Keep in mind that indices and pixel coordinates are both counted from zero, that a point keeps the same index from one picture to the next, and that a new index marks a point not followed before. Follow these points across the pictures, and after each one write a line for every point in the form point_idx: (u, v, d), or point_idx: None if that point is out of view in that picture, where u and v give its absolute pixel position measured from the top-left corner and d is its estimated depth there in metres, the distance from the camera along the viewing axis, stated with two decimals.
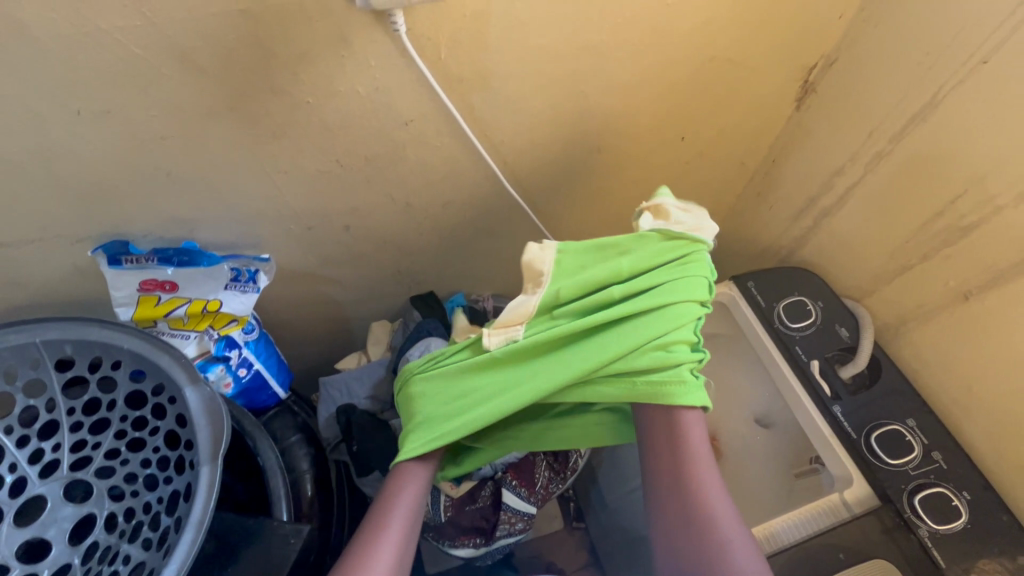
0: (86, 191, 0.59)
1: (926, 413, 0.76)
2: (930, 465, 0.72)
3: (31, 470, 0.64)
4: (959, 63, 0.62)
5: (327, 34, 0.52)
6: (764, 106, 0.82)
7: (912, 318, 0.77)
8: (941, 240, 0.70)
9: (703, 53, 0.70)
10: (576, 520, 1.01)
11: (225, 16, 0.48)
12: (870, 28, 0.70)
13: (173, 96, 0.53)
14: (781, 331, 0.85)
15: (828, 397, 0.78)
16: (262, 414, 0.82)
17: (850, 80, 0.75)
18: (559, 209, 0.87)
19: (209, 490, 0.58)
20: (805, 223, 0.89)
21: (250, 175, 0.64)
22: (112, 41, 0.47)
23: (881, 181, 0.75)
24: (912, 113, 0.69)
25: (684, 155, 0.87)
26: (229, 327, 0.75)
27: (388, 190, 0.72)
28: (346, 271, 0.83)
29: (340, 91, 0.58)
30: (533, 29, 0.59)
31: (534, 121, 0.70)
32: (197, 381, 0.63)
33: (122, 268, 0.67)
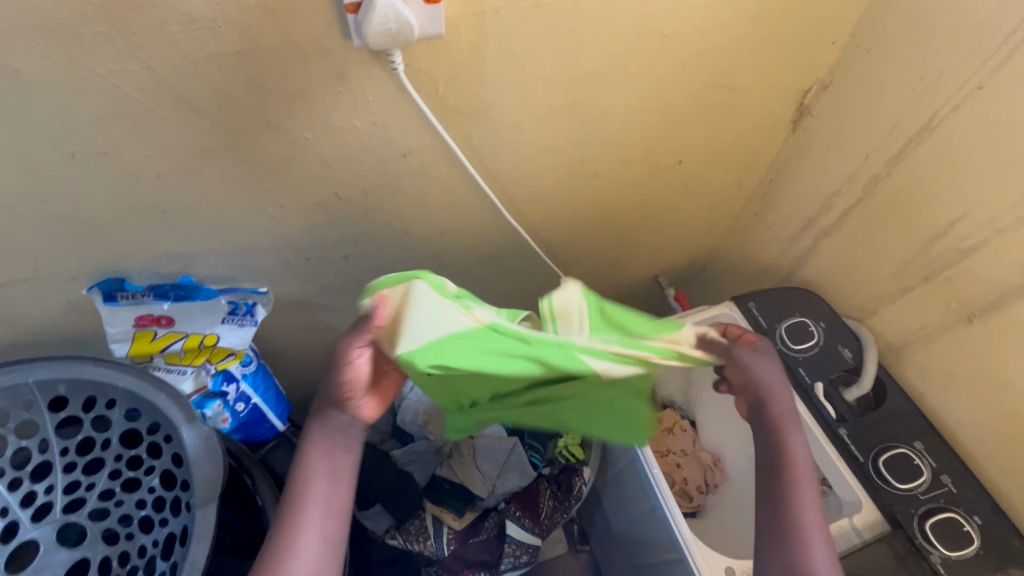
0: (81, 230, 0.59)
1: (933, 435, 0.75)
2: (939, 489, 0.71)
3: (23, 514, 0.63)
4: (952, 89, 0.63)
5: (325, 72, 0.52)
6: (760, 129, 0.83)
7: (915, 338, 0.76)
8: (942, 262, 0.70)
9: (699, 79, 0.70)
10: (580, 543, 1.04)
11: (220, 59, 0.48)
12: (864, 54, 0.71)
13: (170, 136, 0.53)
14: (783, 353, 0.84)
15: (833, 420, 0.78)
16: (258, 447, 0.81)
17: (844, 103, 0.75)
18: (558, 232, 0.87)
19: (206, 534, 0.56)
20: (804, 243, 0.89)
21: (248, 211, 0.63)
22: (108, 85, 0.47)
23: (880, 202, 0.75)
24: (908, 136, 0.69)
25: (682, 177, 0.87)
26: (226, 361, 0.73)
27: (386, 220, 0.72)
28: (346, 300, 0.83)
29: (337, 126, 0.57)
30: (529, 62, 0.59)
31: (532, 149, 0.70)
32: (193, 420, 0.62)
33: (117, 304, 0.66)
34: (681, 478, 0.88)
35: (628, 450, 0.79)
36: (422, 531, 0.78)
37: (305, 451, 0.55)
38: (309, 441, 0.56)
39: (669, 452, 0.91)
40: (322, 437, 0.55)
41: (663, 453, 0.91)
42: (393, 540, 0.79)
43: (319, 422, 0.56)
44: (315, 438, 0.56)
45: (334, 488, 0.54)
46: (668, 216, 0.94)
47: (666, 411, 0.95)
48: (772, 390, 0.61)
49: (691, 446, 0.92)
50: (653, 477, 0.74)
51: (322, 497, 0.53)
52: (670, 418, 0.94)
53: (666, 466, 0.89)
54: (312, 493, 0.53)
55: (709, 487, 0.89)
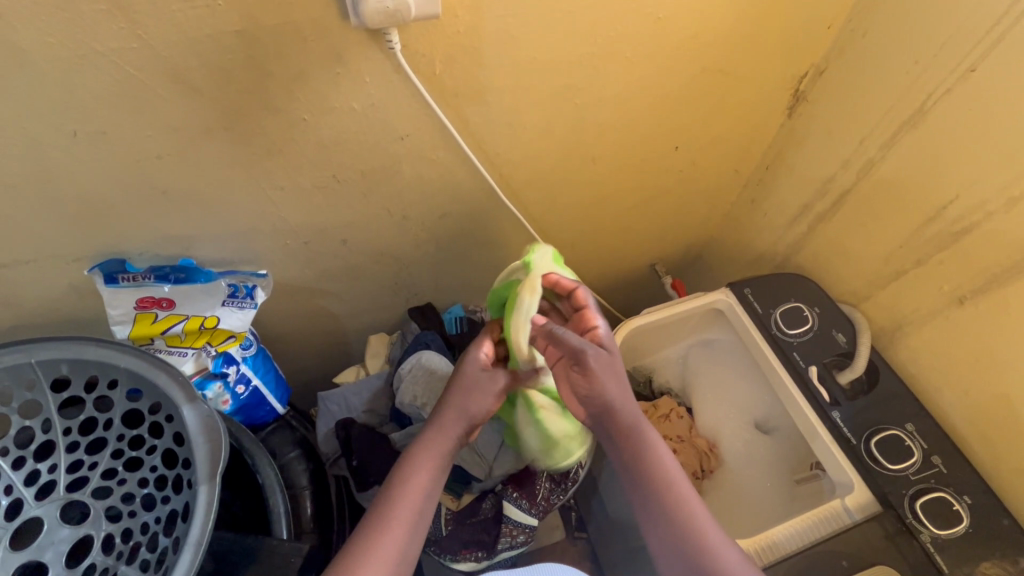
0: (83, 211, 0.59)
1: (924, 417, 0.76)
2: (930, 470, 0.72)
3: (26, 492, 0.63)
4: (944, 73, 0.63)
5: (323, 52, 0.52)
6: (755, 114, 0.83)
7: (908, 322, 0.77)
8: (933, 246, 0.70)
9: (695, 64, 0.71)
10: (578, 530, 1.04)
11: (218, 37, 0.48)
12: (858, 39, 0.71)
13: (170, 115, 0.53)
14: (777, 337, 0.85)
15: (826, 403, 0.79)
16: (259, 430, 0.82)
17: (839, 88, 0.76)
18: (554, 218, 0.88)
19: (207, 510, 0.57)
20: (799, 229, 0.90)
21: (247, 193, 0.64)
22: (109, 63, 0.48)
23: (874, 187, 0.76)
24: (901, 121, 0.70)
25: (678, 164, 0.87)
26: (227, 343, 0.74)
27: (383, 204, 0.73)
28: (344, 285, 0.84)
29: (335, 107, 0.58)
30: (526, 44, 0.59)
31: (528, 133, 0.71)
32: (194, 399, 0.63)
33: (118, 285, 0.68)
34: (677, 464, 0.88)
35: None
36: None
37: (415, 464, 0.61)
38: (419, 453, 0.62)
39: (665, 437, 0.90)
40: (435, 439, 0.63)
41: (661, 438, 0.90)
42: None
43: (429, 439, 0.63)
44: (423, 453, 0.62)
45: (426, 502, 0.60)
46: (664, 203, 0.95)
47: (664, 399, 0.96)
48: (621, 408, 0.65)
49: (687, 433, 0.92)
50: None
51: (415, 506, 0.58)
52: (666, 405, 0.95)
53: None
54: (409, 495, 0.59)
55: (703, 473, 0.89)
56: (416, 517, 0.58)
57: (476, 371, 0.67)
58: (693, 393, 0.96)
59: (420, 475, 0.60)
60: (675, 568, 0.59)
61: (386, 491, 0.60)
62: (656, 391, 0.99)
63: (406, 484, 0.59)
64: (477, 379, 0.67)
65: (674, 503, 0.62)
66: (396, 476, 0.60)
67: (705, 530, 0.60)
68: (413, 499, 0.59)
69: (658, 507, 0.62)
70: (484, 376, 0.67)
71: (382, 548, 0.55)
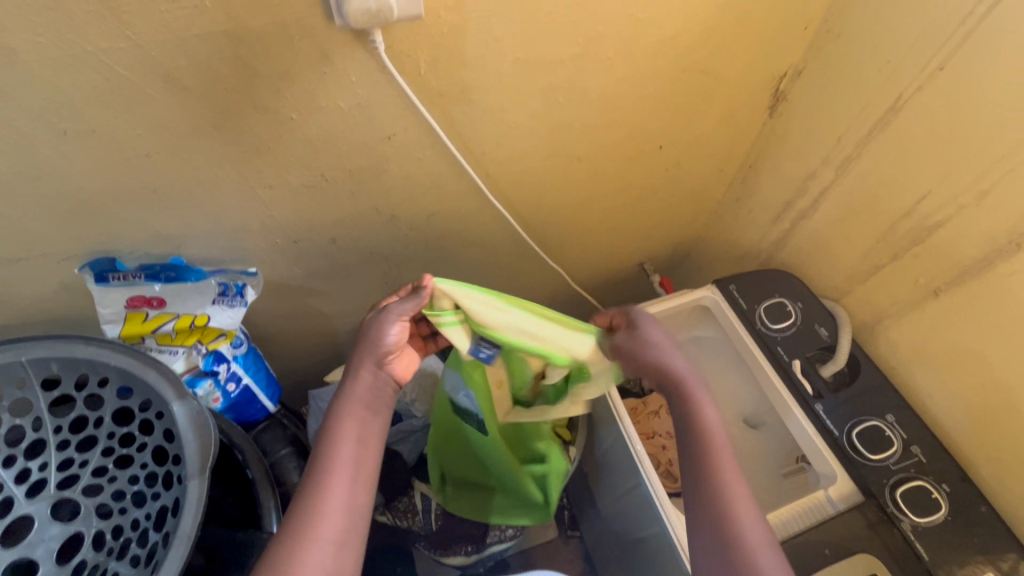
0: (74, 210, 0.60)
1: (904, 408, 0.78)
2: (910, 459, 0.74)
3: (17, 490, 0.64)
4: (915, 71, 0.65)
5: (310, 52, 0.53)
6: (738, 113, 0.85)
7: (887, 314, 0.79)
8: (909, 240, 0.72)
9: (676, 64, 0.72)
10: (571, 529, 1.07)
11: (206, 37, 0.49)
12: (833, 39, 0.73)
13: (160, 114, 0.54)
14: (761, 332, 0.87)
15: (809, 395, 0.80)
16: (250, 428, 0.83)
17: (817, 88, 0.77)
18: (541, 217, 0.89)
19: (197, 504, 0.58)
20: (782, 226, 0.91)
21: (236, 192, 0.65)
22: (99, 63, 0.49)
23: (852, 183, 0.77)
24: (875, 119, 0.72)
25: (663, 163, 0.89)
26: (217, 342, 0.75)
27: (373, 203, 0.74)
28: (334, 283, 0.85)
29: (323, 107, 0.59)
30: (509, 45, 0.61)
31: (514, 132, 0.72)
32: (183, 396, 0.63)
33: (108, 284, 0.68)
34: (667, 459, 0.91)
35: (613, 431, 0.83)
36: (410, 508, 0.81)
37: (339, 416, 0.59)
38: (342, 406, 0.59)
39: (655, 433, 0.93)
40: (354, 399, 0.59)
41: (649, 435, 0.93)
42: (382, 516, 0.82)
43: (350, 397, 0.60)
44: (347, 412, 0.59)
45: (358, 454, 0.57)
46: (649, 202, 0.97)
47: (653, 395, 0.98)
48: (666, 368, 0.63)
49: None
50: (635, 452, 0.78)
51: (351, 462, 0.56)
52: (656, 401, 0.97)
53: (652, 448, 0.92)
54: (340, 459, 0.56)
55: None
56: (350, 470, 0.56)
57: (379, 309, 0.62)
58: None
59: (350, 427, 0.58)
60: (707, 531, 0.57)
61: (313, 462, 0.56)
62: (646, 388, 1.02)
63: (330, 452, 0.56)
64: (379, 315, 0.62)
65: (712, 474, 0.59)
66: (326, 434, 0.58)
67: (736, 500, 0.58)
68: (343, 463, 0.56)
69: (692, 460, 0.61)
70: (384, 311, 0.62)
71: (327, 509, 0.53)
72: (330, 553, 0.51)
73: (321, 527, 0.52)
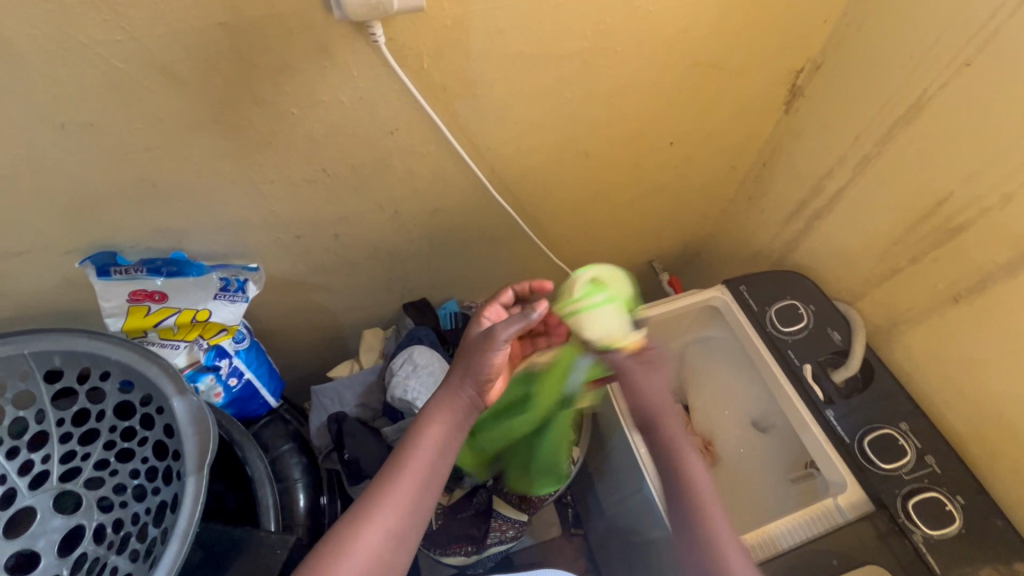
0: (74, 204, 0.60)
1: (919, 416, 0.75)
2: (924, 469, 0.72)
3: (20, 482, 0.64)
4: (940, 67, 0.62)
5: (309, 46, 0.52)
6: (752, 110, 0.82)
7: (903, 319, 0.76)
8: (929, 243, 0.70)
9: (688, 58, 0.70)
10: (574, 526, 1.06)
11: (203, 30, 0.48)
12: (853, 32, 0.70)
13: (157, 108, 0.53)
14: (772, 335, 0.85)
15: (820, 401, 0.78)
16: (252, 423, 0.82)
17: (835, 84, 0.75)
18: (548, 214, 0.87)
19: (194, 500, 0.58)
20: (796, 226, 0.89)
21: (237, 187, 0.64)
22: (95, 56, 0.48)
23: (869, 183, 0.75)
24: (896, 117, 0.69)
25: (674, 160, 0.87)
26: (219, 337, 0.75)
27: (376, 199, 0.73)
28: (338, 279, 0.84)
29: (324, 102, 0.58)
30: (514, 37, 0.59)
31: (520, 127, 0.70)
32: (183, 391, 0.63)
33: (111, 279, 0.68)
34: None
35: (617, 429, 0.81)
36: None
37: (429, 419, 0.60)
38: (435, 409, 0.60)
39: None
40: (448, 400, 0.61)
41: None
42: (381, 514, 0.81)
43: (445, 397, 0.61)
44: (438, 411, 0.60)
45: (436, 461, 0.58)
46: (658, 199, 0.95)
47: None
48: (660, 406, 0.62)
49: (682, 431, 0.95)
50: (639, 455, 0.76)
51: (428, 463, 0.57)
52: None
53: None
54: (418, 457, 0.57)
55: None
56: (428, 470, 0.57)
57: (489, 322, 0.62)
58: (690, 390, 0.99)
59: (438, 427, 0.59)
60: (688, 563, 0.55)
61: (400, 449, 0.58)
62: None
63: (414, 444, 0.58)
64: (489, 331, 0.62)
65: (693, 499, 0.58)
66: (413, 432, 0.59)
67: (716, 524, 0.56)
68: (421, 459, 0.57)
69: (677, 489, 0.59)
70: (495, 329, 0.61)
71: (396, 499, 0.54)
72: (385, 542, 0.52)
73: (381, 515, 0.53)
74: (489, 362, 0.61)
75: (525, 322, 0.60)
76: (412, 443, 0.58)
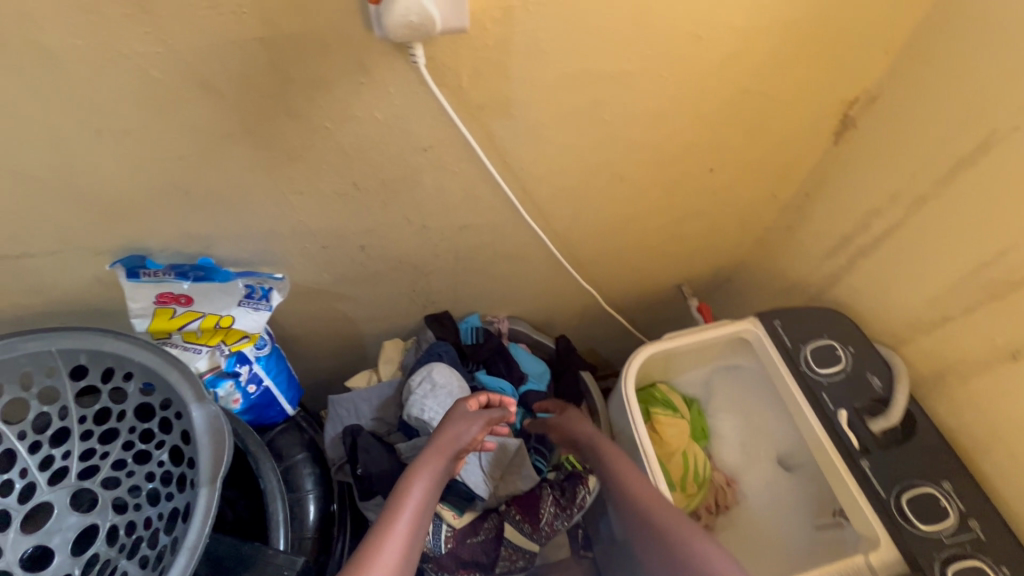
0: (107, 207, 0.60)
1: (964, 476, 0.71)
2: (966, 535, 0.67)
3: (40, 477, 0.65)
4: (1010, 109, 0.58)
5: (346, 61, 0.51)
6: (799, 139, 0.79)
7: (951, 371, 0.72)
8: (986, 293, 0.65)
9: (736, 85, 0.67)
10: (584, 548, 0.96)
11: (243, 44, 0.47)
12: (915, 65, 0.66)
13: (192, 118, 0.53)
14: (806, 375, 0.81)
15: (855, 450, 0.74)
16: (268, 430, 0.81)
17: (891, 118, 0.70)
18: (578, 234, 0.85)
19: (205, 513, 0.58)
20: (837, 262, 0.84)
21: (267, 196, 0.64)
22: (134, 66, 0.47)
23: (923, 224, 0.70)
24: (959, 157, 0.64)
25: (712, 187, 0.84)
26: (241, 343, 0.75)
27: (404, 213, 0.72)
28: (361, 289, 0.83)
29: (358, 116, 0.57)
30: (556, 59, 0.57)
31: (555, 148, 0.68)
32: (203, 399, 0.63)
33: (139, 280, 0.68)
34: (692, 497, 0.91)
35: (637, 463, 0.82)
36: None
37: (414, 478, 0.65)
38: (419, 469, 0.66)
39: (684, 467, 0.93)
40: (434, 454, 0.68)
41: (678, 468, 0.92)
42: None
43: (429, 453, 0.68)
44: (425, 464, 0.67)
45: (423, 513, 0.63)
46: (692, 225, 0.91)
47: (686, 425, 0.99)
48: (595, 446, 0.78)
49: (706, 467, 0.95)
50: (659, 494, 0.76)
51: (420, 501, 0.63)
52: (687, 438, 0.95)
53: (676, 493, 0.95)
54: (410, 499, 0.63)
55: (718, 507, 0.91)
56: (418, 520, 0.61)
57: (464, 406, 0.75)
58: (712, 421, 0.99)
59: (426, 472, 0.66)
60: None
61: (396, 490, 0.64)
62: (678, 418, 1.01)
63: (408, 484, 0.64)
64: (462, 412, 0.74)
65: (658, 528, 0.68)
66: (399, 489, 0.64)
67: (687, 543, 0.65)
68: (416, 495, 0.63)
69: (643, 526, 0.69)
70: (469, 412, 0.75)
71: (399, 525, 0.60)
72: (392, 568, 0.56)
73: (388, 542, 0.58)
74: (467, 434, 0.71)
75: (505, 415, 0.77)
76: (405, 484, 0.64)
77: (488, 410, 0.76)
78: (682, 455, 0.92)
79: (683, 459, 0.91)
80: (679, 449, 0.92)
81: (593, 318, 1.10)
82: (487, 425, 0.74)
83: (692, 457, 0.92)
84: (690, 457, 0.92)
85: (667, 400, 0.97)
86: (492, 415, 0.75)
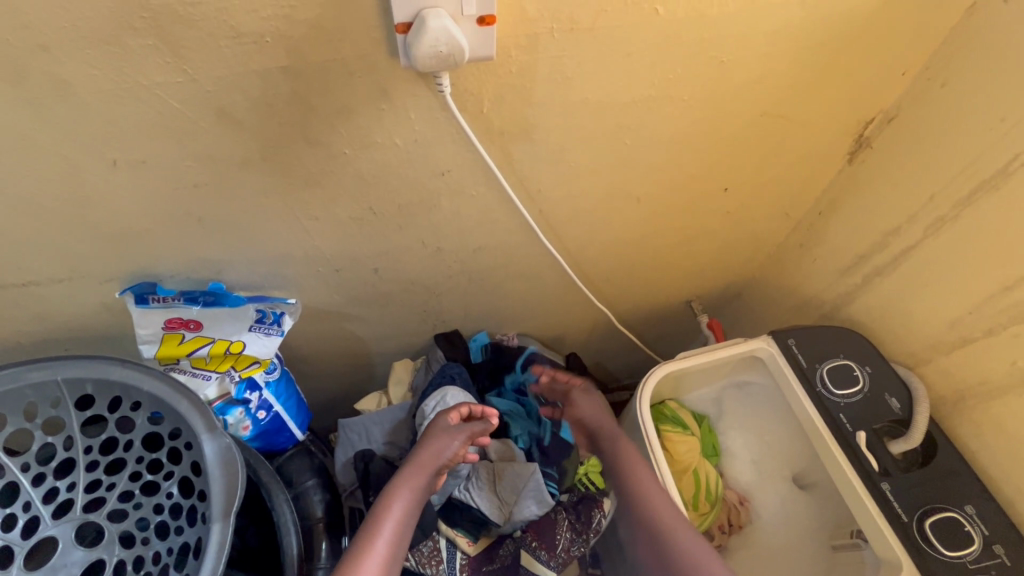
0: (119, 235, 0.59)
1: (986, 500, 0.70)
2: (990, 560, 0.66)
3: (44, 510, 0.63)
4: None
5: (368, 88, 0.50)
6: (815, 159, 0.78)
7: (973, 394, 0.71)
8: (1009, 317, 0.64)
9: (756, 107, 0.66)
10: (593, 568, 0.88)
11: (264, 73, 0.46)
12: (936, 88, 0.66)
13: (209, 146, 0.52)
14: (823, 396, 0.80)
15: (876, 473, 0.73)
16: (277, 456, 0.80)
17: (909, 139, 0.70)
18: (592, 253, 0.84)
19: (219, 550, 0.56)
20: (853, 280, 0.84)
21: (282, 221, 0.62)
22: (152, 96, 0.46)
23: (943, 246, 0.70)
24: (980, 181, 0.64)
25: (727, 206, 0.83)
26: (251, 369, 0.72)
27: (419, 235, 0.70)
28: (372, 310, 0.82)
29: (377, 142, 0.56)
30: (579, 84, 0.56)
31: (574, 171, 0.67)
32: (213, 430, 0.61)
33: (148, 306, 0.67)
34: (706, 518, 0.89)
35: None
36: (434, 554, 0.76)
37: (394, 494, 0.67)
38: (399, 486, 0.67)
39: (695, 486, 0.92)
40: (415, 472, 0.69)
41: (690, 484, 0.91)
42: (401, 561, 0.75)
43: (411, 470, 0.69)
44: (405, 481, 0.68)
45: (402, 531, 0.64)
46: (705, 243, 0.91)
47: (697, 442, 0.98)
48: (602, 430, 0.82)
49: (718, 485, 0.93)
50: None
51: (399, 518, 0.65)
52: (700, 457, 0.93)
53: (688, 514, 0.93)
54: (390, 516, 0.65)
55: (732, 527, 0.90)
56: (396, 539, 0.63)
57: (445, 419, 0.75)
58: (723, 437, 0.97)
59: (405, 489, 0.67)
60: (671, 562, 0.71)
61: (375, 507, 0.65)
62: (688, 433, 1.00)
63: (387, 502, 0.66)
64: (444, 426, 0.74)
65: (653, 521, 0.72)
66: (377, 508, 0.65)
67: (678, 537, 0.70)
68: (395, 513, 0.65)
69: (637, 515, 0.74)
70: (450, 425, 0.75)
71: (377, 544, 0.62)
72: None
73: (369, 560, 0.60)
74: (449, 449, 0.72)
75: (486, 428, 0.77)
76: (384, 502, 0.66)
77: (469, 422, 0.76)
78: (693, 473, 0.91)
79: (694, 478, 0.90)
80: (690, 468, 0.91)
81: (603, 335, 1.08)
82: (468, 438, 0.74)
83: (703, 475, 0.91)
84: (700, 476, 0.91)
85: (676, 417, 0.95)
86: (474, 428, 0.75)
